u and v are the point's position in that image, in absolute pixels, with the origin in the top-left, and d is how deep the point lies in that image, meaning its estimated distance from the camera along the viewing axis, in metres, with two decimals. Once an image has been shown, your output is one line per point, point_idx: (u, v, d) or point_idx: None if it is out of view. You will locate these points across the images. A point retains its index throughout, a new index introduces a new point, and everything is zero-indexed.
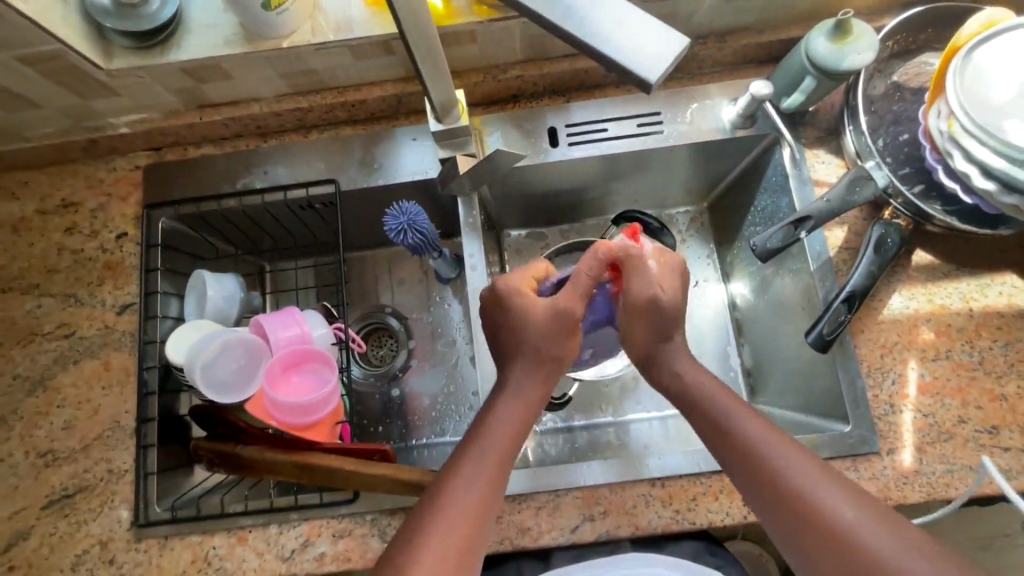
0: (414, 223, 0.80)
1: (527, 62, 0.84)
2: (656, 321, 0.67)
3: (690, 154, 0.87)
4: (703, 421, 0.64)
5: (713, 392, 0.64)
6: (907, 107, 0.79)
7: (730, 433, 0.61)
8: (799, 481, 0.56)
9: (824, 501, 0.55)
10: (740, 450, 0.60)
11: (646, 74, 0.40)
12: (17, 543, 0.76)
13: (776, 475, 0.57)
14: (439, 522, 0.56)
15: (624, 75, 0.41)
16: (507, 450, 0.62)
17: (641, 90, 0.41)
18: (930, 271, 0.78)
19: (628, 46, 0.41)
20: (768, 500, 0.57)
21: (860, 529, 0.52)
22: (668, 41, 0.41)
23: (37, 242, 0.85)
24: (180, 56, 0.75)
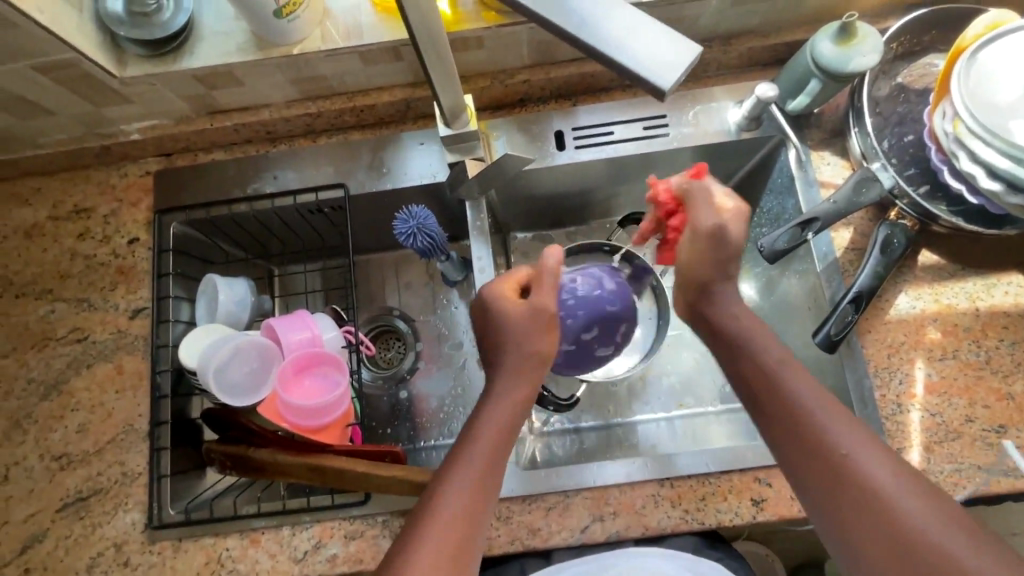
0: (423, 227, 0.81)
1: (534, 66, 0.85)
2: (716, 254, 0.65)
3: (696, 156, 0.88)
4: (744, 371, 0.63)
5: (759, 345, 0.63)
6: (912, 109, 0.79)
7: (771, 385, 0.60)
8: (835, 439, 0.56)
9: (859, 460, 0.55)
10: (778, 404, 0.60)
11: (660, 81, 0.40)
12: (33, 545, 0.77)
13: (812, 430, 0.57)
14: (440, 516, 0.57)
15: (638, 83, 0.42)
16: (498, 445, 0.62)
17: (655, 96, 0.41)
18: (936, 271, 0.78)
19: (642, 54, 0.41)
20: (798, 454, 0.57)
21: (891, 492, 0.53)
22: (681, 49, 0.41)
23: (50, 248, 0.86)
24: (192, 63, 0.76)
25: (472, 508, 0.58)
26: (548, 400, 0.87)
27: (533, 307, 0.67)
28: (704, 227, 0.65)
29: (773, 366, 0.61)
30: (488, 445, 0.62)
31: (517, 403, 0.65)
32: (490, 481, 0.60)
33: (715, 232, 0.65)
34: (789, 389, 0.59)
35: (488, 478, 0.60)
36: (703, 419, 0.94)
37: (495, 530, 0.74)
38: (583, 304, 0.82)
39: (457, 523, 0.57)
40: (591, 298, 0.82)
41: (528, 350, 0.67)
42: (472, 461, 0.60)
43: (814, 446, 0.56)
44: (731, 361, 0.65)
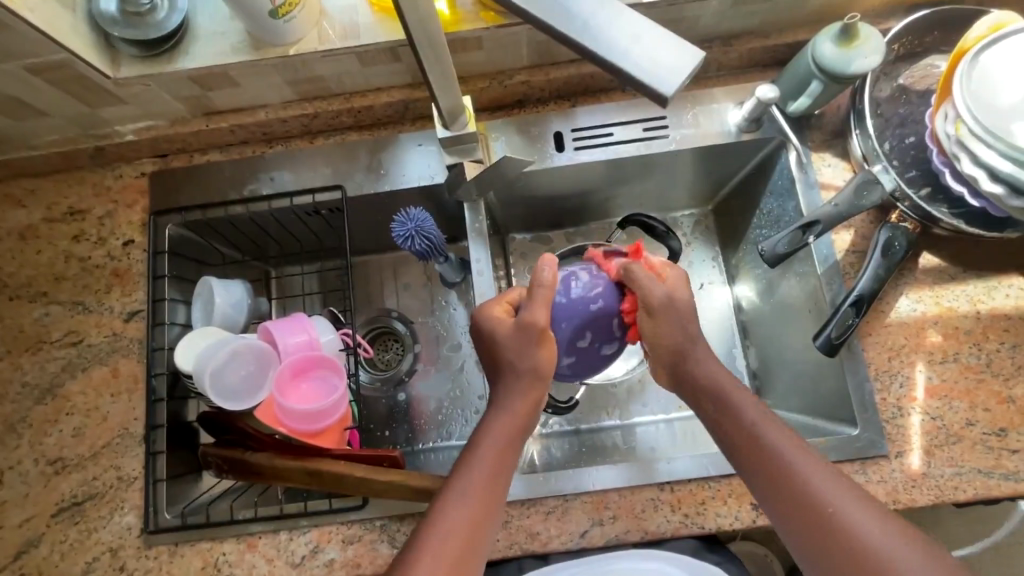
0: (422, 229, 0.80)
1: (533, 67, 0.84)
2: (678, 320, 0.67)
3: (696, 158, 0.87)
4: (729, 436, 0.63)
5: (740, 408, 0.63)
6: (913, 110, 0.79)
7: (758, 448, 0.60)
8: (825, 501, 0.56)
9: (854, 518, 0.55)
10: (766, 470, 0.59)
11: (662, 88, 0.39)
12: (27, 550, 0.76)
13: (804, 493, 0.57)
14: (444, 525, 0.57)
15: (641, 89, 0.41)
16: (502, 453, 0.62)
17: (658, 103, 0.40)
18: (937, 274, 0.78)
19: (644, 60, 0.40)
20: (791, 522, 0.57)
21: (884, 550, 0.53)
22: (684, 55, 0.40)
23: (45, 250, 0.85)
24: (187, 64, 0.75)
25: (476, 519, 0.58)
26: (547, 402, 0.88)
27: (522, 324, 0.65)
28: (656, 300, 0.67)
29: (760, 430, 0.61)
30: (489, 454, 0.62)
31: (519, 412, 0.64)
32: (490, 492, 0.60)
33: (670, 300, 0.67)
34: (776, 452, 0.59)
35: (490, 486, 0.60)
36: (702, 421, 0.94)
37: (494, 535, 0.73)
38: (564, 314, 0.72)
39: (461, 533, 0.57)
40: (574, 301, 0.72)
41: (527, 368, 0.65)
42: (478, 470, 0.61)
43: (808, 513, 0.56)
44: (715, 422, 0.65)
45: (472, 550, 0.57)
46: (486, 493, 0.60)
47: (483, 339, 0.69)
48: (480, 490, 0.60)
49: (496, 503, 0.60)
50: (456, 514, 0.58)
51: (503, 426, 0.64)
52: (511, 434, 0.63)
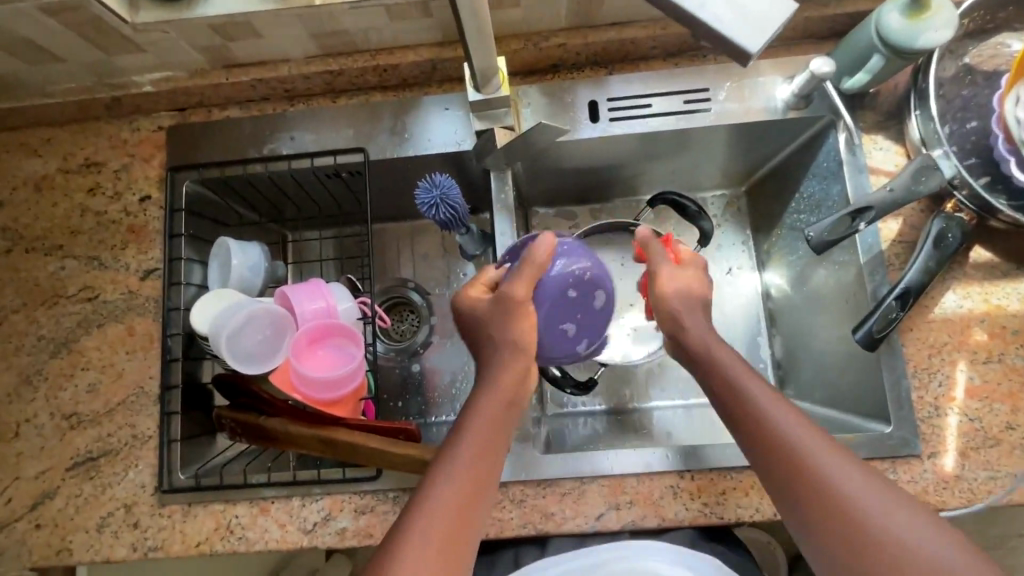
0: (446, 198, 0.77)
1: (572, 29, 0.79)
2: (687, 296, 0.65)
3: (736, 134, 0.82)
4: (740, 419, 0.58)
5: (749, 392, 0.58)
6: (977, 93, 0.74)
7: (767, 432, 0.56)
8: (841, 491, 0.51)
9: (874, 508, 0.50)
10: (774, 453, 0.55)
11: (747, 45, 0.36)
12: (43, 502, 0.77)
13: (819, 478, 0.52)
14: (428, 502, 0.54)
15: (720, 44, 0.37)
16: (493, 429, 0.59)
17: (739, 61, 0.37)
18: (988, 269, 0.73)
19: (728, 11, 0.36)
20: (799, 511, 0.53)
21: (881, 518, 0.50)
22: (773, 7, 0.36)
23: (60, 202, 0.83)
24: (208, 11, 0.71)
25: (463, 502, 0.54)
26: (566, 382, 0.82)
27: (499, 297, 0.62)
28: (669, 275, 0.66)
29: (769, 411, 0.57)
30: (480, 428, 0.58)
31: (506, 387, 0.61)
32: (485, 463, 0.57)
33: (681, 276, 0.66)
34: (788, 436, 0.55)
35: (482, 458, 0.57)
36: None
37: (508, 513, 0.72)
38: (547, 292, 0.67)
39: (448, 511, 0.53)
40: (557, 280, 0.68)
41: (509, 340, 0.62)
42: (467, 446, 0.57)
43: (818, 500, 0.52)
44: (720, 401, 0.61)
45: (466, 531, 0.53)
46: (478, 464, 0.56)
47: (466, 325, 0.66)
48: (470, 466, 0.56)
49: (488, 479, 0.57)
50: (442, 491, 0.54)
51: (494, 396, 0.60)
52: (499, 413, 0.60)
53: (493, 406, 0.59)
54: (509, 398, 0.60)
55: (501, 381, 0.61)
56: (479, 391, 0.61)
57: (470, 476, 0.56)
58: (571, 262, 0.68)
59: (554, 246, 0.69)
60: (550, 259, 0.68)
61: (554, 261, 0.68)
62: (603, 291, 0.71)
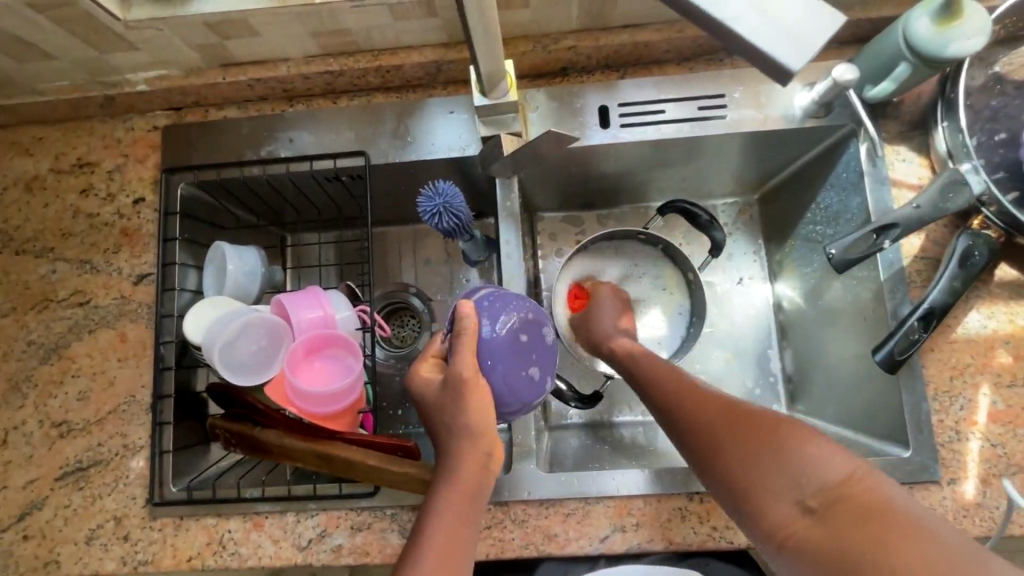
0: (450, 205, 0.74)
1: (582, 30, 0.76)
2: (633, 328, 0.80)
3: (751, 142, 0.79)
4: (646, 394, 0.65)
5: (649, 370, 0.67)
6: (1007, 103, 0.70)
7: (665, 402, 0.62)
8: (730, 438, 0.54)
9: (755, 440, 0.53)
10: (673, 416, 0.60)
11: (790, 63, 0.33)
12: (31, 512, 0.74)
13: (711, 423, 0.56)
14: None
15: (758, 62, 0.34)
16: (459, 530, 0.51)
17: (780, 79, 0.35)
18: (1014, 288, 0.70)
19: (768, 27, 0.34)
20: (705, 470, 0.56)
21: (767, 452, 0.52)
22: (815, 20, 0.34)
23: (51, 204, 0.81)
24: (204, 8, 0.68)
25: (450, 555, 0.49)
26: (570, 396, 0.80)
27: (448, 382, 0.55)
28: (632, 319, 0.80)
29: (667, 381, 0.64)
30: (441, 539, 0.50)
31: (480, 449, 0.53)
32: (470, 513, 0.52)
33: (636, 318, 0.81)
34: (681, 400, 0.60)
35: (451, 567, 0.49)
36: None
37: (509, 533, 0.70)
38: (495, 352, 0.60)
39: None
40: (503, 335, 0.61)
41: (467, 428, 0.53)
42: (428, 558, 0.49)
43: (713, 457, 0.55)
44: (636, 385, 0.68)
45: None
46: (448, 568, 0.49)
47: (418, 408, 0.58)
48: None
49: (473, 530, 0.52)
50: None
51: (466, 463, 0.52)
52: (462, 513, 0.51)
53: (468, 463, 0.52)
54: (471, 493, 0.52)
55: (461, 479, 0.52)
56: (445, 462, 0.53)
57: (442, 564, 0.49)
58: (512, 315, 0.62)
59: (487, 302, 0.63)
60: (488, 315, 0.62)
61: (495, 316, 0.62)
62: (550, 327, 0.66)
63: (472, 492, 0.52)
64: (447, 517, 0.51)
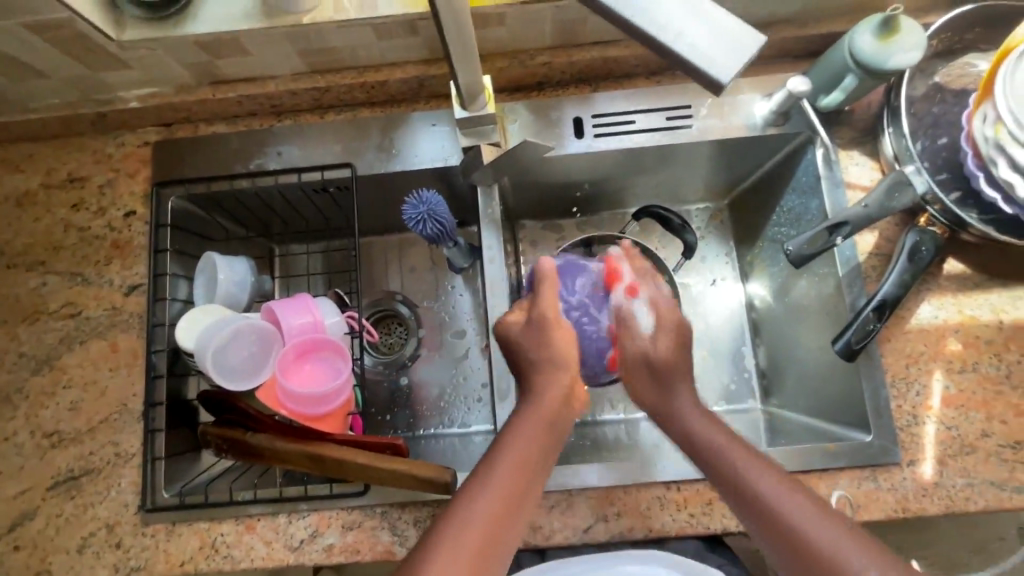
0: (434, 212, 0.78)
1: (556, 47, 0.80)
2: (657, 379, 0.73)
3: (716, 149, 0.84)
4: (708, 466, 0.64)
5: (712, 438, 0.66)
6: (947, 110, 0.76)
7: (739, 482, 0.61)
8: (772, 498, 0.59)
9: (790, 518, 0.57)
10: (749, 500, 0.60)
11: (720, 75, 0.38)
12: (22, 523, 0.75)
13: (747, 492, 0.60)
14: (462, 517, 0.57)
15: (694, 74, 0.39)
16: (524, 458, 0.62)
17: (713, 90, 0.39)
18: (961, 280, 0.76)
19: (701, 43, 0.38)
20: (790, 559, 0.56)
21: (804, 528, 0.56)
22: (741, 38, 0.38)
23: (42, 218, 0.83)
24: (196, 29, 0.71)
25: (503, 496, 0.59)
26: None
27: (529, 322, 0.73)
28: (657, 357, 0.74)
29: (733, 453, 0.63)
30: (512, 459, 0.62)
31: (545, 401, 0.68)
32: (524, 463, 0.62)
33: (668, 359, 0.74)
34: (759, 485, 0.60)
35: (513, 488, 0.60)
36: None
37: None
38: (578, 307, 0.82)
39: (480, 529, 0.56)
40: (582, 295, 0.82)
41: (543, 356, 0.71)
42: (499, 470, 0.61)
43: (803, 548, 0.55)
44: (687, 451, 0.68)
45: (500, 528, 0.58)
46: (507, 495, 0.59)
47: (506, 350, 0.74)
48: (501, 490, 0.59)
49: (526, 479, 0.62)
50: (474, 518, 0.57)
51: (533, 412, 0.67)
52: (540, 436, 0.65)
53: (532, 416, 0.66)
54: (535, 436, 0.65)
55: (542, 404, 0.67)
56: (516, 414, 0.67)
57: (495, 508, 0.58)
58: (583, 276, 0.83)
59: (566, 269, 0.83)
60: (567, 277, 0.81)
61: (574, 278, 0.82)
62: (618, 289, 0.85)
63: (548, 417, 0.67)
64: (527, 439, 0.64)
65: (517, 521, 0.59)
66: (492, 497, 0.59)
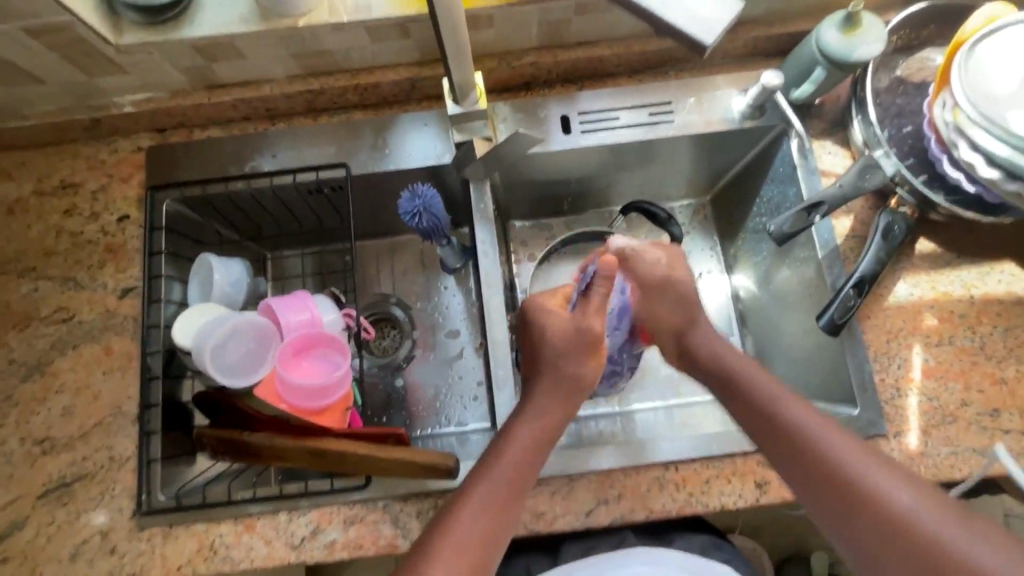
0: (429, 207, 0.80)
1: (542, 48, 0.84)
2: (675, 303, 0.75)
3: (697, 144, 0.88)
4: (735, 394, 0.69)
5: (749, 374, 0.69)
6: (909, 101, 0.81)
7: (771, 413, 0.65)
8: (805, 429, 0.62)
9: (822, 456, 0.60)
10: (761, 411, 0.66)
11: (702, 38, 0.41)
12: (12, 533, 0.73)
13: (780, 428, 0.64)
14: (452, 538, 0.59)
15: (678, 38, 0.42)
16: (519, 471, 0.64)
17: (695, 52, 0.41)
18: (932, 259, 0.80)
19: (684, 10, 0.41)
20: (818, 483, 0.60)
21: (844, 461, 0.59)
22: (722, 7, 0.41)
23: (34, 224, 0.83)
24: (193, 33, 0.73)
25: (491, 523, 0.60)
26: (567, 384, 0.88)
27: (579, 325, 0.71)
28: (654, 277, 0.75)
29: (771, 392, 0.66)
30: (507, 471, 0.64)
31: (540, 425, 0.67)
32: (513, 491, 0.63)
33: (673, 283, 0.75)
34: (792, 424, 0.63)
35: (505, 500, 0.62)
36: (699, 408, 0.94)
37: None
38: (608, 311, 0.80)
39: (477, 539, 0.59)
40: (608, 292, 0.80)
41: (574, 373, 0.71)
42: (493, 485, 0.62)
43: (816, 461, 0.60)
44: (717, 386, 0.71)
45: (488, 555, 0.59)
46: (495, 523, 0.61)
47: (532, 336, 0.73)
48: (496, 505, 0.61)
49: (514, 505, 0.63)
50: (468, 529, 0.59)
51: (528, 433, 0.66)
52: (537, 447, 0.66)
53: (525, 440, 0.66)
54: (524, 462, 0.65)
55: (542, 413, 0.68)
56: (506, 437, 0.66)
57: (484, 536, 0.60)
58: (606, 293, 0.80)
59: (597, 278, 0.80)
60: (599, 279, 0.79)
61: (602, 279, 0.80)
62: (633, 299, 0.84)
63: (544, 426, 0.68)
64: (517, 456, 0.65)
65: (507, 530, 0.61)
66: (488, 508, 0.61)
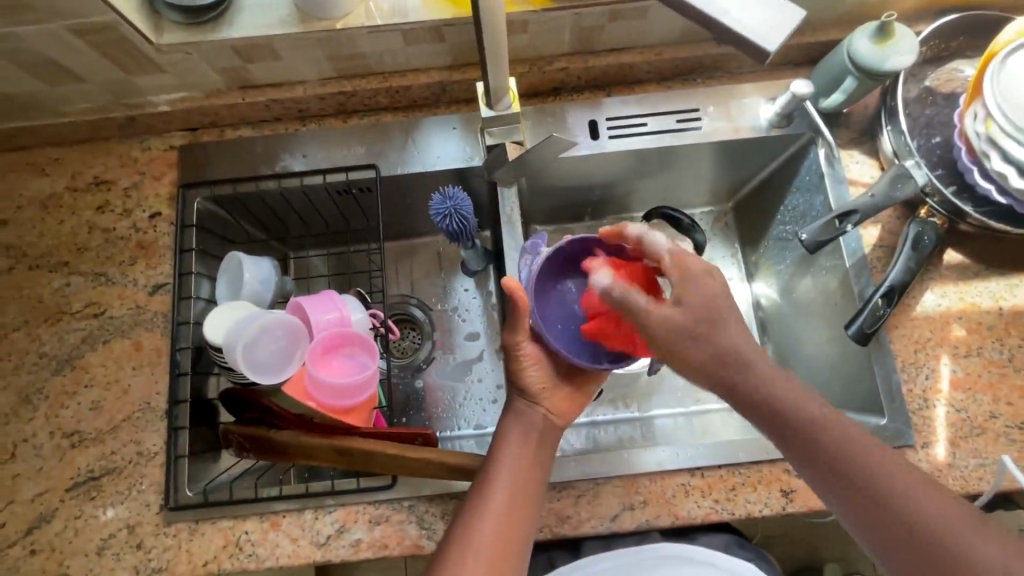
0: (459, 209, 0.80)
1: (572, 54, 0.85)
2: (709, 323, 0.60)
3: (723, 152, 0.88)
4: (784, 429, 0.58)
5: (805, 409, 0.58)
6: (938, 112, 0.82)
7: (828, 451, 0.56)
8: (868, 467, 0.56)
9: (884, 498, 0.55)
10: (816, 449, 0.57)
11: (766, 45, 0.41)
12: (39, 526, 0.74)
13: (838, 468, 0.56)
14: (473, 538, 0.60)
15: (742, 45, 0.43)
16: (526, 462, 0.66)
17: (758, 59, 0.42)
18: (961, 270, 0.80)
19: (748, 18, 0.42)
20: (885, 526, 0.54)
21: (911, 503, 0.54)
22: (785, 15, 0.42)
23: (67, 220, 0.84)
24: (232, 34, 0.75)
25: (508, 517, 0.62)
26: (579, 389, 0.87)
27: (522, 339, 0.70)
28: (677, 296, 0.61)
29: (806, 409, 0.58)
30: (513, 468, 0.65)
31: (534, 421, 0.69)
32: (523, 483, 0.64)
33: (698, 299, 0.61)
34: (854, 461, 0.56)
35: (518, 497, 0.63)
36: (718, 416, 0.93)
37: None
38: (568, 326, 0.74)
39: (491, 541, 0.60)
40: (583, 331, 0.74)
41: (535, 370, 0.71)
42: (502, 483, 0.63)
43: (881, 504, 0.55)
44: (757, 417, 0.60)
45: (509, 552, 0.60)
46: (510, 517, 0.62)
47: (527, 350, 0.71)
48: (506, 501, 0.62)
49: (528, 497, 0.64)
50: (482, 538, 0.60)
51: (526, 425, 0.69)
52: (534, 441, 0.68)
53: (522, 436, 0.68)
54: (531, 457, 0.66)
55: (530, 414, 0.69)
56: (506, 432, 0.68)
57: (501, 532, 0.61)
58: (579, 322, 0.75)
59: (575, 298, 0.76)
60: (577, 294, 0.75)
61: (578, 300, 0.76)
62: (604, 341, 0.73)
63: (534, 425, 0.69)
64: (520, 450, 0.66)
65: (524, 523, 0.62)
66: (501, 505, 0.62)
